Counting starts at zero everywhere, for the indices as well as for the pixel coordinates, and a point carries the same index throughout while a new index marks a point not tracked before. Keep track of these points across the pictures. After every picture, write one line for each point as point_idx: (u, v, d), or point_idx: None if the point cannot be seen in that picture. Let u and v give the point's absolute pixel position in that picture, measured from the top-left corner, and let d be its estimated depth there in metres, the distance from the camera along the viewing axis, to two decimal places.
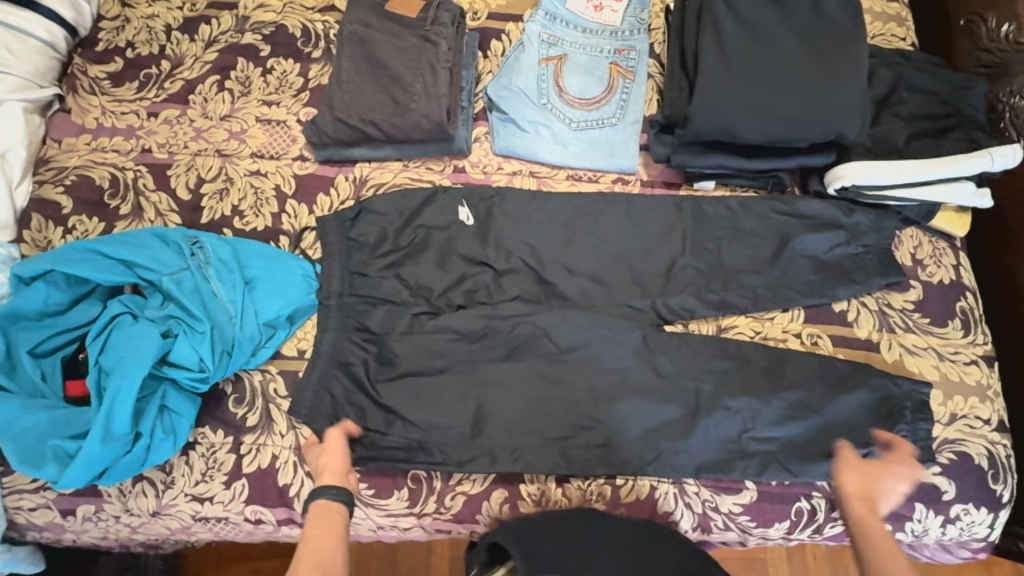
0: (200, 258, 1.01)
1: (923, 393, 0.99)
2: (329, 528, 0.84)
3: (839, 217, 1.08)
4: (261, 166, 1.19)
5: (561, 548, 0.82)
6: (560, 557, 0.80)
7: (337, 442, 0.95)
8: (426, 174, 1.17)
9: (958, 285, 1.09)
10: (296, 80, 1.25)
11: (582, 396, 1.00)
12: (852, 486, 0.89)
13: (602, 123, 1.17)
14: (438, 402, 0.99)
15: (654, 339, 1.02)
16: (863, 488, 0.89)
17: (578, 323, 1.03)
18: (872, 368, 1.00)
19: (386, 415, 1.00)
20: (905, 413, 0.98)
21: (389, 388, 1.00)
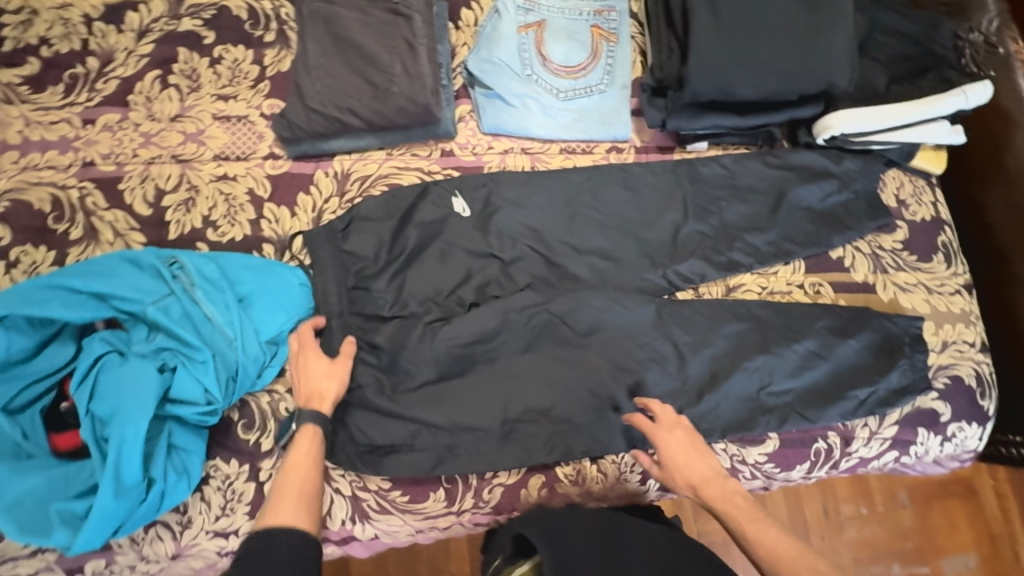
0: (184, 280, 0.92)
1: (918, 327, 1.05)
2: (307, 453, 0.85)
3: (829, 165, 1.11)
4: (228, 169, 1.09)
5: (593, 547, 0.79)
6: (588, 559, 0.77)
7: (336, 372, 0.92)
8: (413, 161, 1.10)
9: (938, 220, 1.15)
10: (251, 69, 1.14)
11: (607, 373, 1.00)
12: (690, 475, 0.88)
13: (591, 91, 1.12)
14: (466, 400, 0.97)
15: (669, 311, 1.03)
16: (688, 475, 0.88)
17: (594, 302, 1.02)
18: (873, 310, 1.05)
19: (411, 430, 0.96)
20: (905, 348, 1.04)
21: (411, 402, 0.96)
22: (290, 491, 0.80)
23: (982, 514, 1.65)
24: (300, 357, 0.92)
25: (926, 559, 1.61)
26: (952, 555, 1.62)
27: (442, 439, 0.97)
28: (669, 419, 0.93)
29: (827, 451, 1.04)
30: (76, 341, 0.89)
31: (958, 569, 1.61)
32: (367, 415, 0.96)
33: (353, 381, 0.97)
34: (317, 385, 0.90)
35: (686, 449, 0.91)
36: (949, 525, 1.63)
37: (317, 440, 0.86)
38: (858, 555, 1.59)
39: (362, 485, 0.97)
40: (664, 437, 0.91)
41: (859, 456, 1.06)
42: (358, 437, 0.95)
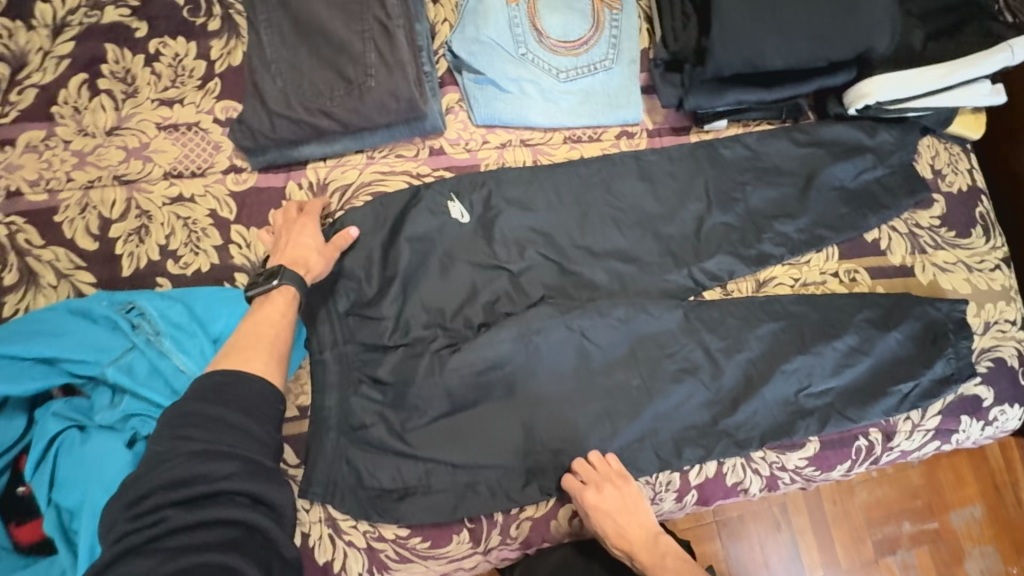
0: (146, 329, 0.78)
1: (962, 310, 0.97)
2: (280, 310, 0.77)
3: (860, 139, 1.01)
4: (182, 188, 0.93)
5: None
6: None
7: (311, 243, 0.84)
8: (398, 163, 0.96)
9: (975, 190, 1.06)
10: (197, 65, 0.97)
11: (636, 391, 0.90)
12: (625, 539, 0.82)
13: (595, 69, 0.99)
14: (483, 432, 0.87)
15: (700, 315, 0.93)
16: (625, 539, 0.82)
17: (616, 314, 0.91)
18: (914, 296, 0.97)
19: (427, 471, 0.86)
20: (949, 335, 0.96)
21: (422, 441, 0.86)
22: (263, 342, 0.72)
23: (986, 463, 1.47)
24: (294, 225, 0.86)
25: (935, 515, 1.42)
26: (960, 508, 1.44)
27: (462, 478, 0.87)
28: (596, 478, 0.84)
29: (868, 448, 0.98)
30: (27, 412, 0.75)
31: (966, 522, 1.43)
32: (375, 458, 0.86)
33: (357, 424, 0.86)
34: (300, 254, 0.82)
35: (617, 507, 0.83)
36: (956, 478, 1.45)
37: (295, 303, 0.79)
38: (871, 517, 1.39)
39: (378, 535, 0.86)
40: (594, 502, 0.82)
41: (901, 449, 1.00)
42: (367, 483, 0.85)
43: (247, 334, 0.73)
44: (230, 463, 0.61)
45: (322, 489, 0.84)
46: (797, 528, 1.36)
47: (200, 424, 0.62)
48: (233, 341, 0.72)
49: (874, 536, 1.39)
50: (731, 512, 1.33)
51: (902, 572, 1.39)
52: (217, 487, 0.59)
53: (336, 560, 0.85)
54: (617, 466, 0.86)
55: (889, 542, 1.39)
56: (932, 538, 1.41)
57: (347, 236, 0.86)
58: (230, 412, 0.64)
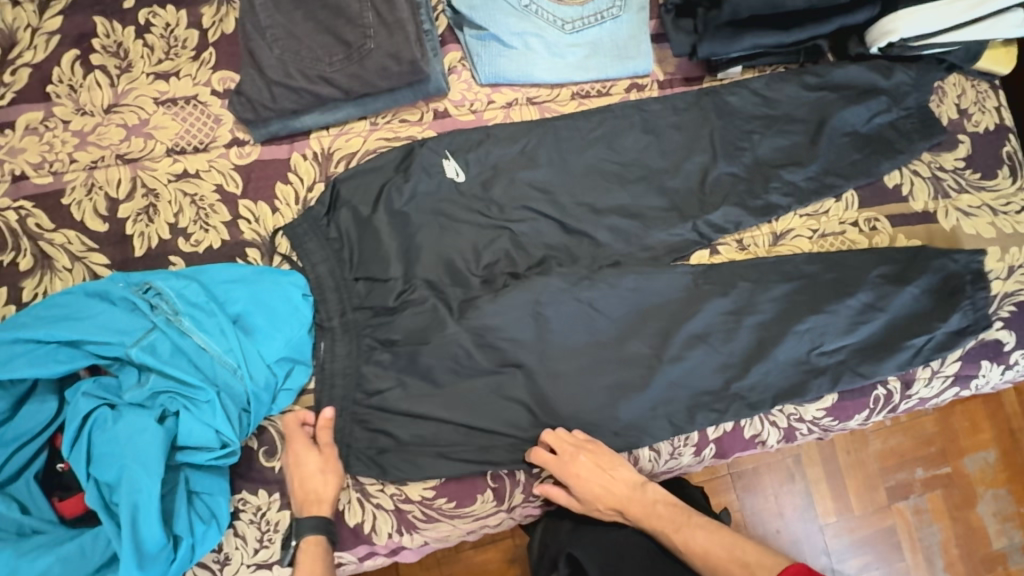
0: (165, 309, 0.78)
1: (980, 261, 0.94)
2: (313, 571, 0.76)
3: (880, 81, 0.97)
4: (186, 164, 0.92)
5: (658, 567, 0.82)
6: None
7: (308, 452, 0.82)
8: (402, 128, 0.94)
9: (1003, 129, 1.02)
10: (190, 34, 0.94)
11: (654, 354, 0.90)
12: (609, 499, 0.85)
13: (602, 18, 0.95)
14: (495, 410, 0.87)
15: (710, 280, 0.92)
16: (607, 498, 0.85)
17: (625, 285, 0.90)
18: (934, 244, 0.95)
19: (438, 433, 0.86)
20: (967, 288, 0.93)
21: (432, 403, 0.86)
22: None
23: (1003, 409, 1.47)
24: (291, 455, 0.81)
25: (948, 461, 1.44)
26: (974, 453, 1.45)
27: (475, 441, 0.87)
28: (569, 451, 0.84)
29: (886, 397, 0.98)
30: (57, 393, 0.77)
31: (980, 467, 1.45)
32: (391, 420, 0.86)
33: (372, 388, 0.86)
34: (315, 486, 0.80)
35: (596, 471, 0.84)
36: (971, 425, 1.46)
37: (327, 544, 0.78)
38: (885, 465, 1.41)
39: (404, 496, 0.88)
40: (573, 471, 0.83)
41: (919, 397, 1.00)
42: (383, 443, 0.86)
43: None
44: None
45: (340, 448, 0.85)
46: (811, 478, 1.38)
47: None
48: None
49: (887, 482, 1.41)
50: (746, 465, 1.36)
51: (915, 516, 1.41)
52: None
53: (367, 521, 0.88)
54: (585, 434, 0.86)
55: (902, 488, 1.41)
56: (944, 483, 1.43)
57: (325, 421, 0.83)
58: None
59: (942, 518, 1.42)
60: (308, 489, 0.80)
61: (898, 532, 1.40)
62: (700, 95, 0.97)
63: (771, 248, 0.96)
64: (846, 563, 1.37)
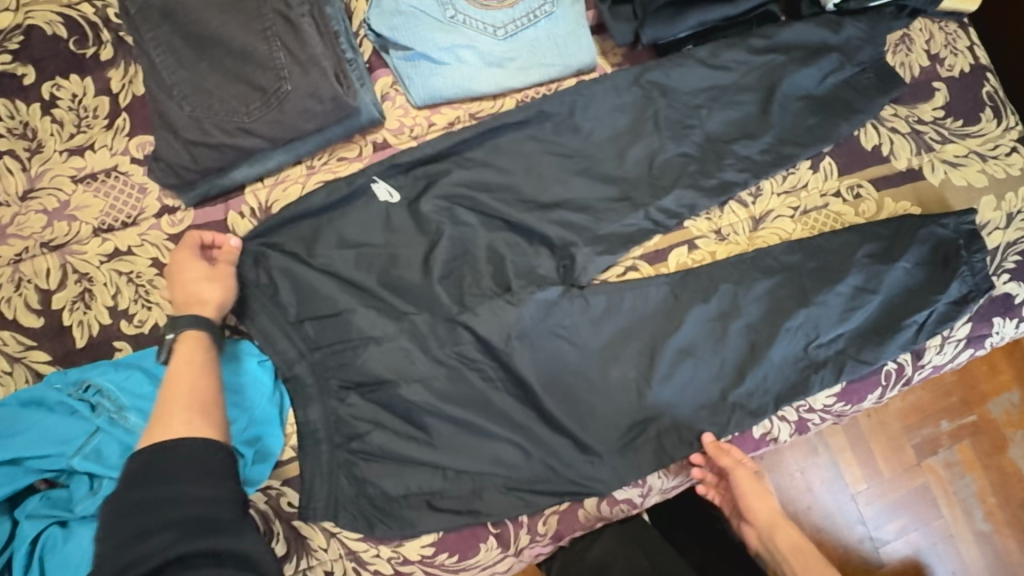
0: (107, 407, 0.72)
1: (972, 221, 0.88)
2: (195, 361, 0.66)
3: (829, 37, 0.89)
4: (116, 242, 0.85)
5: None
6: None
7: (185, 263, 0.76)
8: (341, 167, 0.88)
9: (978, 69, 0.95)
10: (99, 102, 0.87)
11: (632, 370, 0.86)
12: (760, 512, 0.85)
13: (535, 17, 0.88)
14: (474, 448, 0.83)
15: (688, 288, 0.87)
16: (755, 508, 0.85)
17: (598, 302, 0.85)
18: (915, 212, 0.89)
19: (426, 480, 0.83)
20: (962, 253, 0.87)
21: (415, 457, 0.82)
22: (178, 398, 0.61)
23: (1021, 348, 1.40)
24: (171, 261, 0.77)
25: (972, 409, 1.37)
26: (996, 396, 1.38)
27: (467, 483, 0.83)
28: (764, 487, 0.86)
29: (898, 370, 0.92)
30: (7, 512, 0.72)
31: (1004, 410, 1.38)
32: (378, 467, 0.82)
33: (353, 433, 0.83)
34: (209, 295, 0.74)
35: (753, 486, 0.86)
36: (989, 366, 1.39)
37: (207, 344, 0.69)
38: (907, 423, 1.35)
39: (403, 558, 0.83)
40: (736, 468, 0.85)
41: (933, 364, 0.93)
42: (370, 491, 0.82)
43: (160, 395, 0.62)
44: (170, 535, 0.51)
45: (323, 506, 0.81)
46: (834, 448, 1.32)
47: (137, 510, 0.52)
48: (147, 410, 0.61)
49: (913, 440, 1.35)
50: None
51: (946, 470, 1.35)
52: (156, 567, 0.50)
53: None
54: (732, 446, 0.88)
55: (929, 443, 1.35)
56: (971, 432, 1.37)
57: (232, 247, 0.79)
58: (166, 481, 0.54)
59: (974, 467, 1.36)
60: (185, 295, 0.73)
61: (931, 488, 1.34)
62: (640, 72, 0.89)
63: (751, 235, 0.90)
64: (884, 529, 1.31)
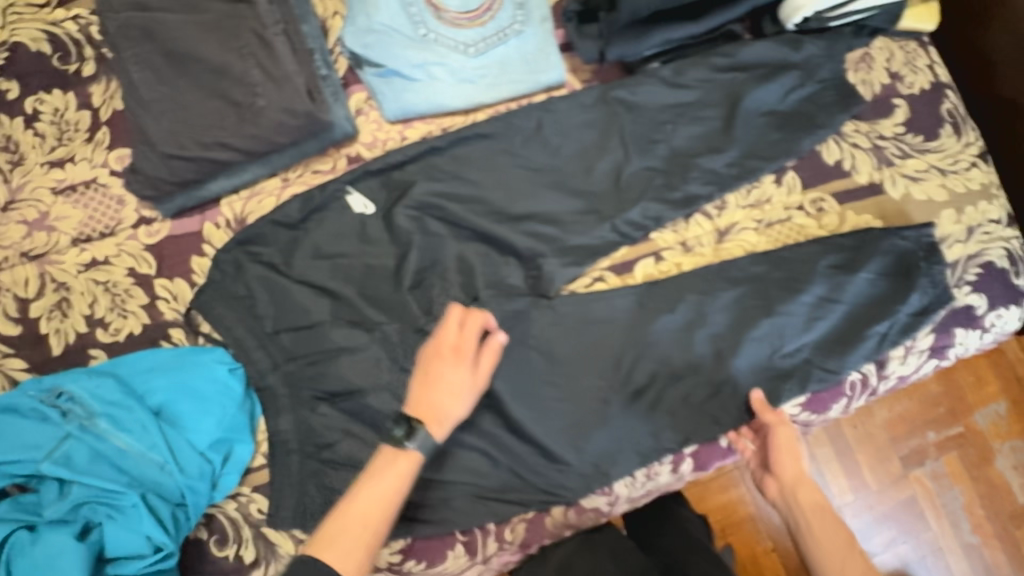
0: (78, 414, 0.74)
1: (931, 234, 0.90)
2: (391, 492, 0.67)
3: (790, 55, 0.91)
4: (94, 251, 0.87)
5: None
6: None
7: (447, 367, 0.72)
8: (315, 179, 0.90)
9: (939, 86, 0.98)
10: (81, 116, 0.90)
11: (599, 380, 0.87)
12: (788, 470, 0.79)
13: (505, 35, 0.91)
14: (444, 456, 0.85)
15: (653, 298, 0.89)
16: (783, 465, 0.79)
17: (565, 312, 0.88)
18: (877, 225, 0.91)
19: None
20: (922, 265, 0.89)
21: None
22: (358, 536, 0.64)
23: (1005, 358, 1.41)
24: (438, 350, 0.73)
25: (959, 420, 1.38)
26: (984, 408, 1.39)
27: (435, 492, 0.84)
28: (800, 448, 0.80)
29: (863, 381, 0.94)
30: None
31: (991, 421, 1.39)
32: (347, 476, 0.83)
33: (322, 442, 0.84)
34: (436, 404, 0.70)
35: (788, 446, 0.80)
36: (976, 378, 1.40)
37: (412, 472, 0.68)
38: (894, 434, 1.36)
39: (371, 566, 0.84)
40: (775, 423, 0.81)
41: (898, 375, 0.95)
42: (339, 500, 0.83)
43: (354, 519, 0.64)
44: None
45: (292, 514, 0.81)
46: (820, 460, 1.34)
47: None
48: (335, 519, 0.64)
49: (900, 452, 1.36)
50: None
51: (933, 482, 1.36)
52: None
53: None
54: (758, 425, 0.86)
55: (916, 455, 1.36)
56: (958, 443, 1.37)
57: (493, 345, 0.74)
58: None
59: (962, 479, 1.37)
60: (423, 412, 0.70)
61: (919, 501, 1.35)
62: (607, 88, 0.91)
63: (717, 247, 0.92)
64: (872, 541, 1.32)
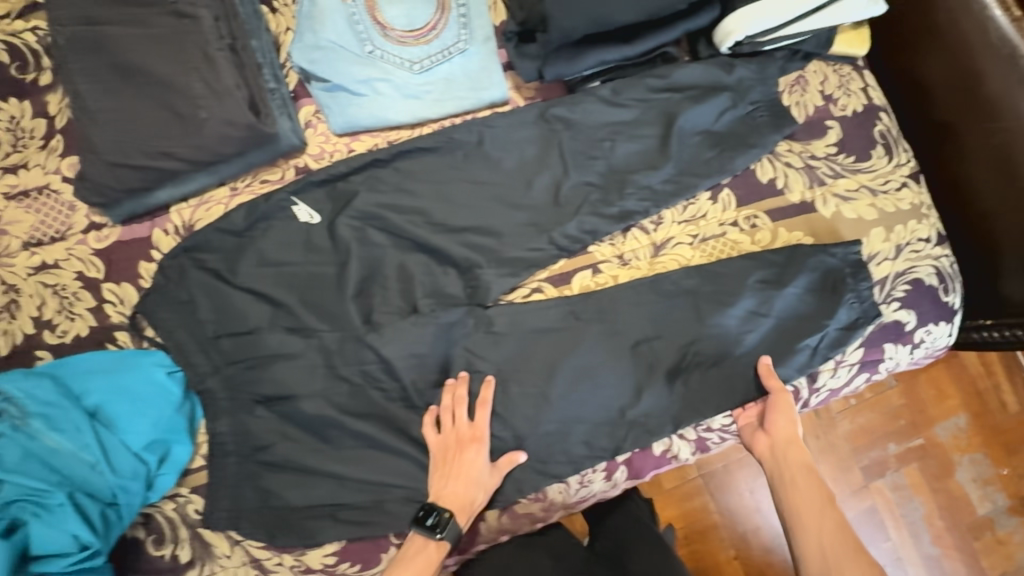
0: (13, 413, 0.76)
1: (858, 252, 0.93)
2: (426, 563, 0.80)
3: (722, 77, 0.95)
4: (44, 255, 0.90)
5: None
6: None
7: (470, 461, 0.84)
8: (263, 189, 0.92)
9: (872, 109, 1.01)
10: (36, 123, 0.92)
11: (532, 388, 0.89)
12: (783, 431, 0.86)
13: (449, 53, 0.94)
14: (379, 460, 0.87)
15: (587, 309, 0.91)
16: (779, 426, 0.86)
17: (502, 322, 0.90)
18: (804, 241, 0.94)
19: (331, 490, 0.86)
20: (848, 281, 0.92)
21: (320, 467, 0.86)
22: None
23: (966, 373, 1.43)
24: (461, 451, 0.85)
25: (920, 432, 1.40)
26: (945, 420, 1.41)
27: (369, 495, 0.86)
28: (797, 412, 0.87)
29: (794, 393, 0.96)
30: None
31: (952, 433, 1.40)
32: (283, 477, 0.86)
33: (259, 444, 0.86)
34: (462, 491, 0.83)
35: (784, 411, 0.87)
36: (937, 391, 1.42)
37: (443, 554, 0.81)
38: (855, 445, 1.38)
39: (305, 567, 0.86)
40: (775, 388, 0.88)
41: (829, 388, 0.97)
42: (274, 501, 0.85)
43: None
44: None
45: (227, 515, 0.85)
46: None
47: None
48: None
49: (861, 462, 1.37)
50: (715, 464, 1.30)
51: (894, 493, 1.37)
52: None
53: None
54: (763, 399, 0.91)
55: (877, 466, 1.37)
56: (919, 455, 1.39)
57: (512, 458, 0.86)
58: None
59: (922, 490, 1.38)
60: (446, 500, 0.82)
61: (879, 512, 1.36)
62: (548, 106, 0.95)
63: (652, 260, 0.95)
64: None
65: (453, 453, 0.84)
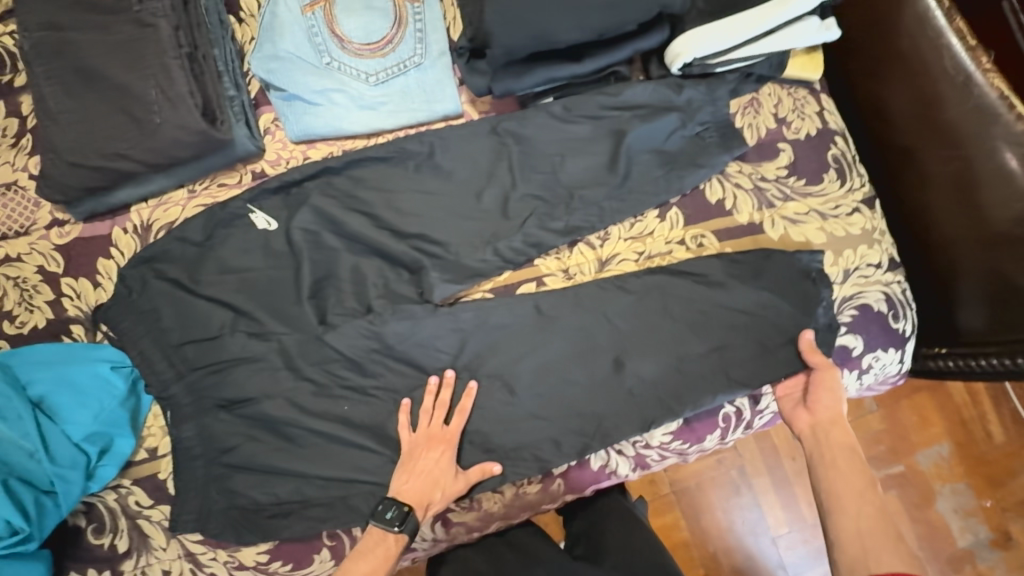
0: None
1: (803, 275, 0.93)
2: (388, 554, 0.81)
3: (671, 97, 0.96)
4: (8, 249, 0.94)
5: None
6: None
7: (441, 457, 0.86)
8: (220, 191, 0.95)
9: (826, 132, 1.02)
10: (8, 123, 0.97)
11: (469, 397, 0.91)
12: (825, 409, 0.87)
13: (405, 67, 0.96)
14: (315, 462, 0.88)
15: (529, 321, 0.92)
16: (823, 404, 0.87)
17: (444, 331, 0.91)
18: (762, 253, 0.93)
19: (266, 489, 0.87)
20: (793, 303, 0.92)
21: (257, 466, 0.87)
22: None
23: (952, 402, 1.37)
24: (432, 448, 0.87)
25: (900, 458, 1.34)
26: (927, 448, 1.35)
27: (304, 496, 0.88)
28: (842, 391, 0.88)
29: (736, 414, 0.96)
30: None
31: (933, 462, 1.34)
32: (220, 474, 0.88)
33: (199, 441, 0.88)
34: (421, 489, 0.84)
35: (828, 389, 0.88)
36: (920, 419, 1.36)
37: (402, 548, 0.82)
38: None
39: (238, 563, 0.88)
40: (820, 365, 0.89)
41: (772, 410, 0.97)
42: (210, 497, 0.87)
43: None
44: None
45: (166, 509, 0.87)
46: (758, 490, 1.29)
47: None
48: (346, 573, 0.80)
49: None
50: (688, 481, 1.28)
51: None
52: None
53: None
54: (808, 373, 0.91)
55: None
56: (898, 483, 1.33)
57: (486, 470, 0.87)
58: None
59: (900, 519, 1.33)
60: (414, 492, 0.84)
61: None
62: (499, 120, 0.96)
63: (597, 275, 0.96)
64: None
65: (420, 448, 0.86)
